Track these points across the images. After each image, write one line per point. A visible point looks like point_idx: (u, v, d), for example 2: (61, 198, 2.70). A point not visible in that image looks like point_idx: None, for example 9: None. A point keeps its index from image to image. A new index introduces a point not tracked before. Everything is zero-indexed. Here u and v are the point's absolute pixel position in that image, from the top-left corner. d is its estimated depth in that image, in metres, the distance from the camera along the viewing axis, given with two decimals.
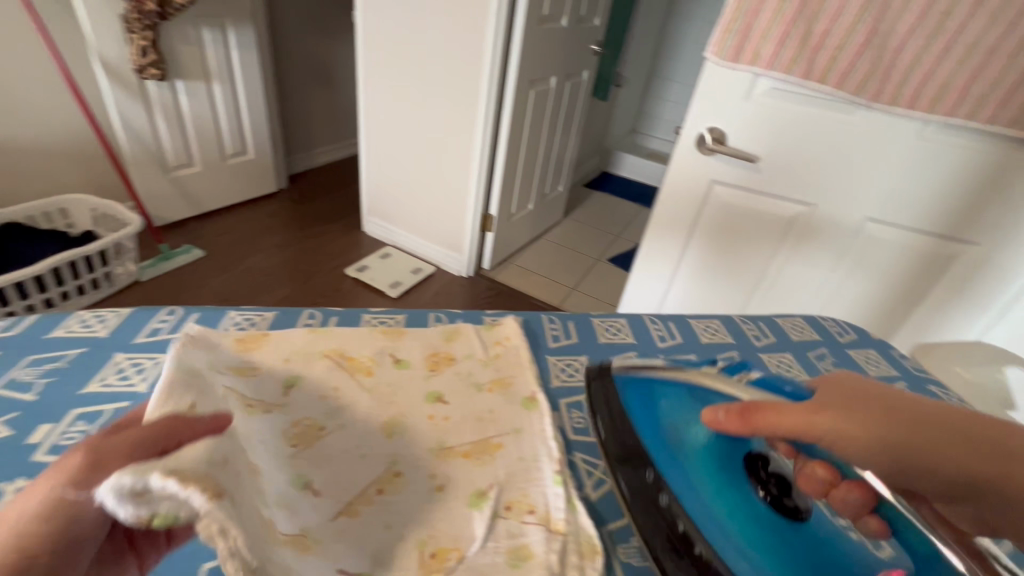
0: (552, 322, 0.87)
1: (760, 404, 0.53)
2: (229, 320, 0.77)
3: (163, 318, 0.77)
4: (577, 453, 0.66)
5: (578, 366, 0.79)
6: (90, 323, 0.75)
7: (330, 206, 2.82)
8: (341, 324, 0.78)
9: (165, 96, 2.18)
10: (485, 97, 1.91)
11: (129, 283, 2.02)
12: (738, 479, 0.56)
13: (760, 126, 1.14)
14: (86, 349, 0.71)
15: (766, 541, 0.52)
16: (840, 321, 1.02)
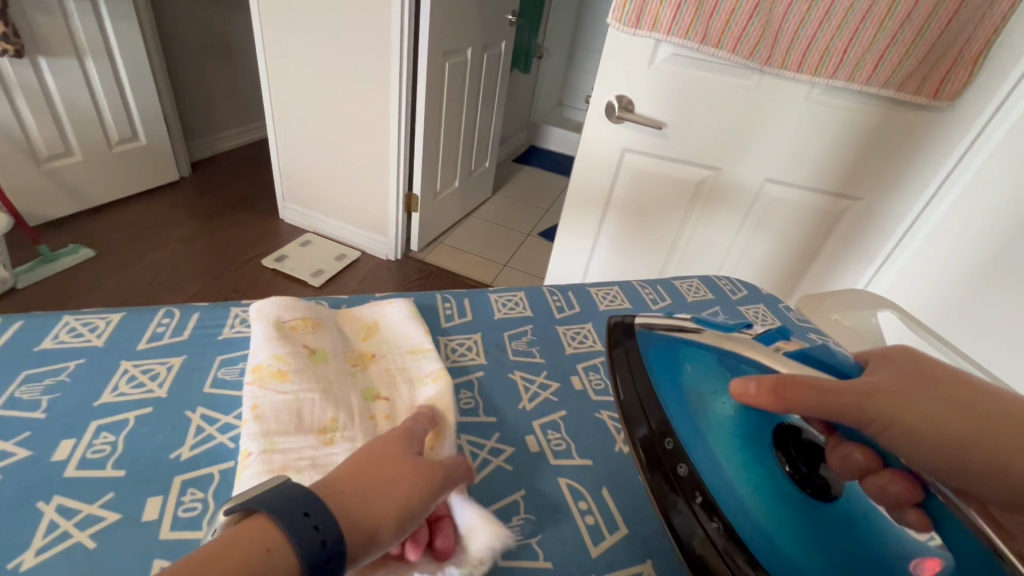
0: (447, 301, 0.85)
1: (796, 379, 0.49)
2: (62, 328, 0.66)
3: None
4: (463, 436, 0.65)
5: (471, 345, 0.78)
6: None
7: (240, 194, 2.62)
8: (202, 324, 0.71)
9: (27, 75, 1.90)
10: (396, 70, 1.82)
11: (1, 292, 1.79)
12: (764, 451, 0.54)
13: (662, 93, 1.15)
14: None
15: (790, 522, 0.50)
16: (733, 280, 1.06)
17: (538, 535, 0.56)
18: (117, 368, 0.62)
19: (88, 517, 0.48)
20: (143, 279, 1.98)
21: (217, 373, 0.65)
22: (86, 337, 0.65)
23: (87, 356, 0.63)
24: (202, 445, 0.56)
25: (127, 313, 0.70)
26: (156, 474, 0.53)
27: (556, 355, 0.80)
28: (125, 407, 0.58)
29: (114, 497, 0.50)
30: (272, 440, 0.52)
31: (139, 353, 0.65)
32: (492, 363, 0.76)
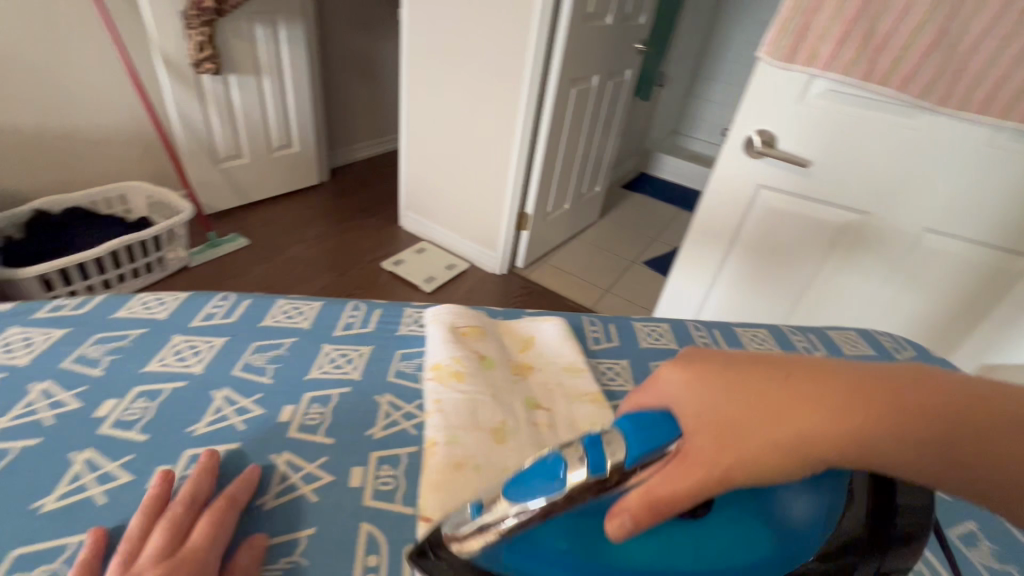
0: (593, 323, 0.87)
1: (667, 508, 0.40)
2: (279, 310, 0.78)
3: (217, 303, 0.77)
4: None
5: (620, 370, 0.79)
6: (151, 305, 0.76)
7: (368, 200, 2.88)
8: (383, 320, 0.79)
9: (219, 90, 2.26)
10: (526, 94, 1.91)
11: (179, 268, 2.12)
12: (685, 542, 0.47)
13: (813, 129, 1.09)
14: (148, 330, 0.71)
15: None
16: (896, 336, 0.98)
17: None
18: (320, 349, 0.72)
19: (309, 474, 0.57)
20: (286, 269, 2.25)
21: (398, 364, 0.72)
22: (296, 320, 0.77)
23: (298, 336, 0.74)
24: (391, 428, 0.63)
25: (325, 303, 0.81)
26: (358, 446, 0.60)
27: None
28: (329, 384, 0.67)
29: (326, 460, 0.58)
30: (454, 433, 0.61)
31: (337, 338, 0.75)
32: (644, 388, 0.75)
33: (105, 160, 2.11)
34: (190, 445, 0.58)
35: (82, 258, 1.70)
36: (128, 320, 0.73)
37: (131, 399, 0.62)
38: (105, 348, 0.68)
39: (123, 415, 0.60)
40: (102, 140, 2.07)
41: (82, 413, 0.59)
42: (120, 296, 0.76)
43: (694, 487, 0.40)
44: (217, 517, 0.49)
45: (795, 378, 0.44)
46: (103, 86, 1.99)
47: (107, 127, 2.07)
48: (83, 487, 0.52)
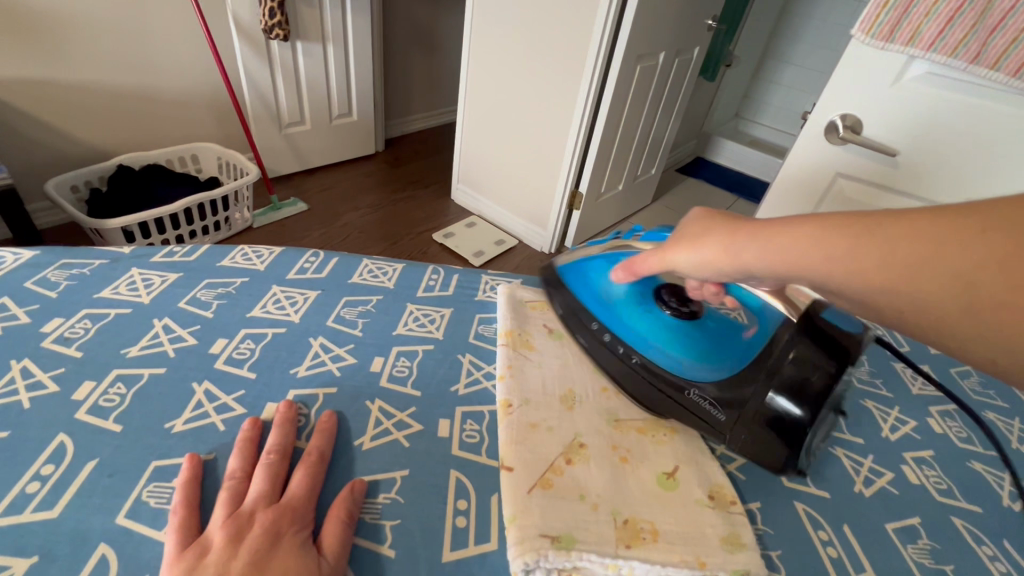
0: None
1: (638, 257, 0.65)
2: (365, 268, 0.82)
3: (310, 259, 0.82)
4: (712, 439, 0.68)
5: None
6: (250, 256, 0.81)
7: (422, 171, 2.92)
8: (462, 285, 0.82)
9: (287, 55, 2.32)
10: (590, 69, 1.86)
11: (243, 229, 2.23)
12: (660, 315, 0.70)
13: (905, 115, 1.02)
14: (248, 279, 0.76)
15: (699, 352, 0.67)
16: None
17: (777, 550, 0.56)
18: (405, 308, 0.76)
19: (400, 421, 0.60)
20: (344, 235, 2.32)
21: (478, 328, 0.75)
22: (382, 279, 0.80)
23: (383, 294, 0.78)
24: (474, 386, 0.66)
25: (406, 265, 0.84)
26: (444, 400, 0.64)
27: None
28: (415, 340, 0.71)
29: (414, 410, 0.62)
30: (525, 397, 0.64)
31: (421, 298, 0.78)
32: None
33: (182, 121, 2.22)
34: (294, 385, 0.62)
35: (159, 212, 1.81)
36: (230, 268, 0.78)
37: (238, 340, 0.67)
38: (214, 293, 0.73)
39: (233, 353, 0.65)
40: (179, 101, 2.17)
41: (199, 349, 0.64)
42: (221, 247, 0.81)
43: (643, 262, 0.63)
44: (310, 471, 0.52)
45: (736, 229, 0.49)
46: (184, 50, 2.08)
47: (184, 89, 2.17)
48: (204, 415, 0.57)
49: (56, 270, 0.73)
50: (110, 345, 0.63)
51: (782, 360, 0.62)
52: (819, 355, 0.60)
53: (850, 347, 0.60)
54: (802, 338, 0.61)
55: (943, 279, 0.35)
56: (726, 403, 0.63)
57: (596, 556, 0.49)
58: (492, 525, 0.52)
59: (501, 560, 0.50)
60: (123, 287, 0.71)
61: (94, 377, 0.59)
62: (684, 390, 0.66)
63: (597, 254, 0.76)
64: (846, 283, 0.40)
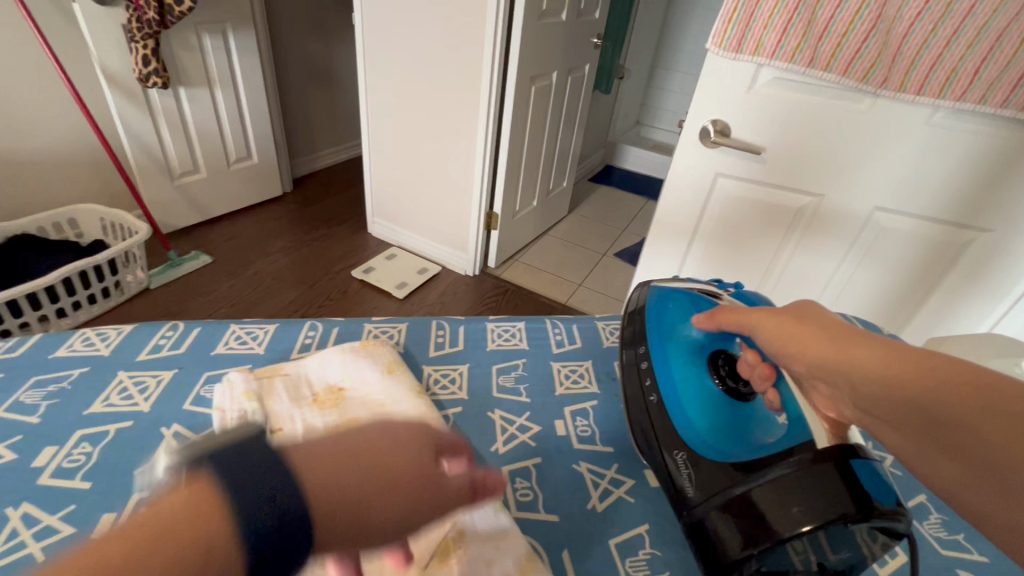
0: (557, 327, 0.95)
1: (726, 306, 0.67)
2: (230, 334, 0.83)
3: (165, 335, 0.81)
4: (583, 463, 0.73)
5: (582, 371, 0.88)
6: (93, 341, 0.79)
7: (333, 208, 2.83)
8: (341, 339, 0.86)
9: (170, 104, 2.18)
10: (487, 94, 1.90)
11: (139, 291, 2.04)
12: (705, 376, 0.70)
13: (761, 117, 1.12)
14: (88, 368, 0.74)
15: (710, 424, 0.65)
16: (853, 318, 1.05)
17: (665, 572, 0.61)
18: None
19: None
20: (253, 285, 2.19)
21: None
22: (250, 344, 0.82)
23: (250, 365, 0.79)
24: None
25: (279, 326, 0.87)
26: None
27: (544, 393, 0.83)
28: None
29: None
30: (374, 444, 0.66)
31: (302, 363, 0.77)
32: (475, 400, 0.80)
33: (50, 184, 2.01)
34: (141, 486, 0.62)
35: (27, 288, 1.61)
36: (68, 358, 0.76)
37: (71, 445, 0.65)
38: (42, 393, 0.70)
39: (63, 463, 0.63)
40: (44, 162, 1.97)
41: (19, 465, 0.62)
42: (59, 335, 0.79)
43: (717, 318, 0.68)
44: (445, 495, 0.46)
45: (783, 316, 0.55)
46: (44, 106, 1.90)
47: (50, 149, 1.97)
48: (21, 546, 0.55)
49: None
50: None
51: (782, 466, 0.54)
52: (822, 477, 0.50)
53: (879, 509, 0.48)
54: (823, 461, 0.52)
55: (921, 391, 0.39)
56: (700, 483, 0.60)
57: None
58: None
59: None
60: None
61: None
62: (676, 450, 0.65)
63: (692, 298, 0.78)
64: (850, 378, 0.45)
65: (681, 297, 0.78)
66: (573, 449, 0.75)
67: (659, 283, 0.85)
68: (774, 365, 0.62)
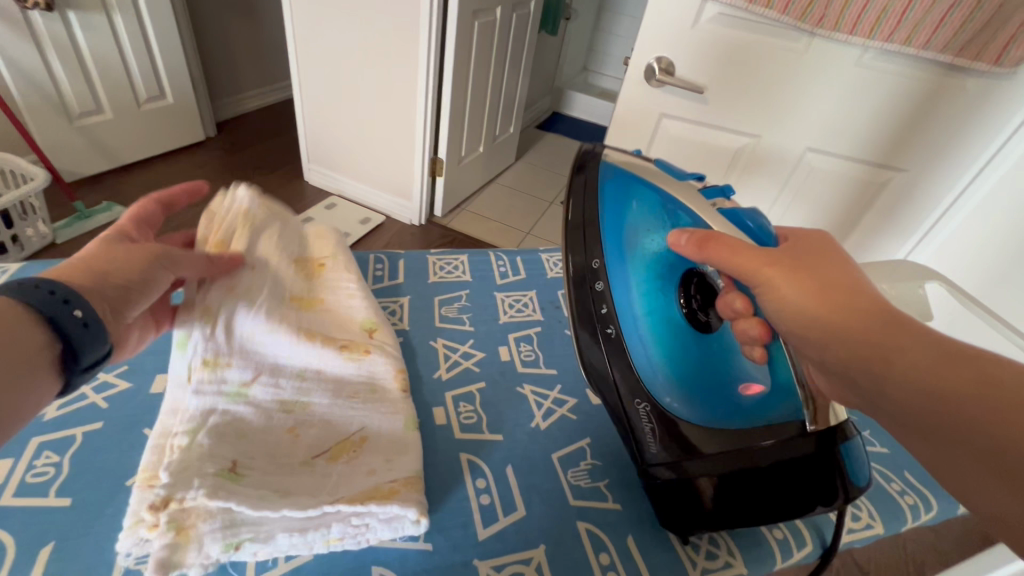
0: (500, 260, 0.95)
1: (722, 235, 0.50)
2: None
3: None
4: (526, 385, 0.74)
5: (526, 301, 0.88)
6: None
7: (264, 154, 2.62)
8: None
9: (58, 31, 1.90)
10: (426, 29, 1.78)
11: (43, 246, 1.84)
12: (671, 311, 0.60)
13: (703, 55, 1.12)
14: None
15: (679, 372, 0.58)
16: None
17: (605, 480, 0.65)
18: None
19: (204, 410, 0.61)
20: None
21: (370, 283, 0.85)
22: None
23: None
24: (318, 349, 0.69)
25: None
26: None
27: (487, 322, 0.83)
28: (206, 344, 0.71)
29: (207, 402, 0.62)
30: None
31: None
32: (417, 329, 0.79)
33: None
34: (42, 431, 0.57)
35: None
36: None
37: None
38: None
39: None
40: None
41: None
42: None
43: (697, 243, 0.52)
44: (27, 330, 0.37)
45: (792, 269, 0.45)
46: None
47: None
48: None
49: None
50: None
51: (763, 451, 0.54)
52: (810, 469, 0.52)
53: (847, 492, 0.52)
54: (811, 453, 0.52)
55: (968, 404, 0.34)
56: (668, 446, 0.58)
57: (299, 507, 0.47)
58: (273, 474, 0.49)
59: (260, 479, 0.48)
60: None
61: None
62: (640, 400, 0.60)
63: (664, 202, 0.61)
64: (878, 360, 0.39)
65: (652, 201, 0.61)
66: (517, 372, 0.76)
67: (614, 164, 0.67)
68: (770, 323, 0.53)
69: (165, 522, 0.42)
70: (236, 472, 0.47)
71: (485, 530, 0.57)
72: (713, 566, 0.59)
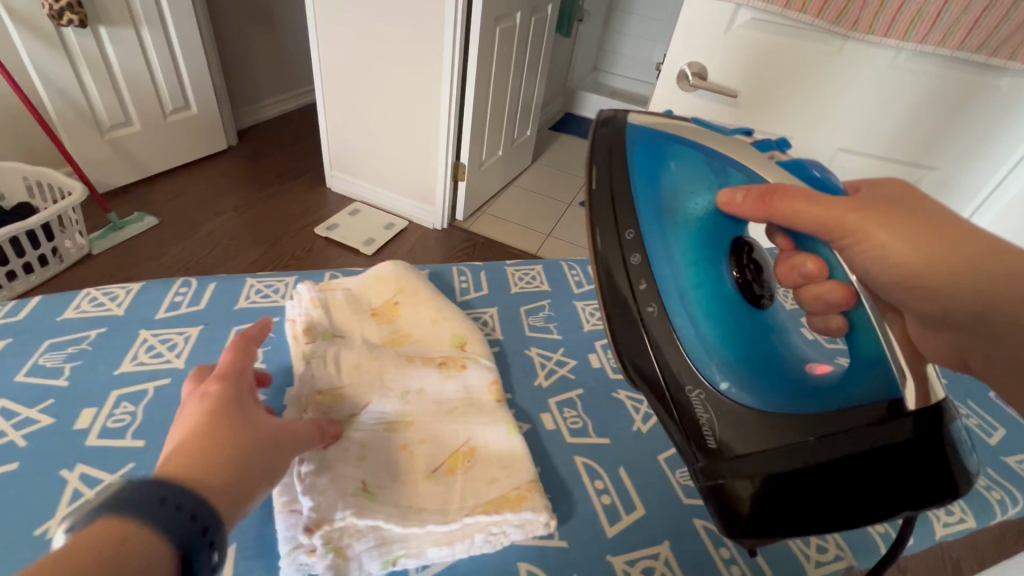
0: (573, 268, 0.97)
1: (785, 186, 0.49)
2: (251, 289, 0.82)
3: (180, 291, 0.79)
4: (622, 392, 0.77)
5: None
6: (101, 300, 0.76)
7: (286, 161, 2.66)
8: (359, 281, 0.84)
9: (91, 47, 1.95)
10: (450, 37, 1.81)
11: (80, 258, 1.89)
12: (723, 281, 0.56)
13: (736, 58, 1.14)
14: (106, 329, 0.72)
15: (736, 351, 0.54)
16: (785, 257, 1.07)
17: None
18: None
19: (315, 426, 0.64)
20: (209, 246, 2.07)
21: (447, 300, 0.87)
22: (273, 297, 0.81)
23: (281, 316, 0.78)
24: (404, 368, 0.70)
25: (298, 278, 0.85)
26: None
27: (573, 330, 0.85)
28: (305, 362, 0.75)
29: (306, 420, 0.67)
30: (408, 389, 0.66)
31: (351, 280, 0.79)
32: (509, 338, 0.82)
33: None
34: None
35: None
36: (80, 320, 0.73)
37: (113, 406, 0.64)
38: (62, 356, 0.68)
39: (109, 424, 0.62)
40: None
41: (63, 429, 0.61)
42: (62, 297, 0.76)
43: (769, 196, 0.49)
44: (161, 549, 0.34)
45: (906, 216, 0.48)
46: None
47: None
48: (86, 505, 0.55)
49: None
50: None
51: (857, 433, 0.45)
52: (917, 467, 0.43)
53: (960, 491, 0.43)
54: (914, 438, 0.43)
55: None
56: (726, 438, 0.51)
57: (442, 521, 0.53)
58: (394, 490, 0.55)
59: (393, 497, 0.55)
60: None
61: None
62: (692, 387, 0.54)
63: (707, 155, 0.56)
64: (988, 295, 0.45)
65: (697, 159, 0.57)
66: (610, 378, 0.78)
67: (643, 127, 0.60)
68: (854, 286, 0.50)
69: (322, 544, 0.49)
70: (370, 491, 0.54)
71: (613, 527, 0.61)
72: (826, 558, 0.63)
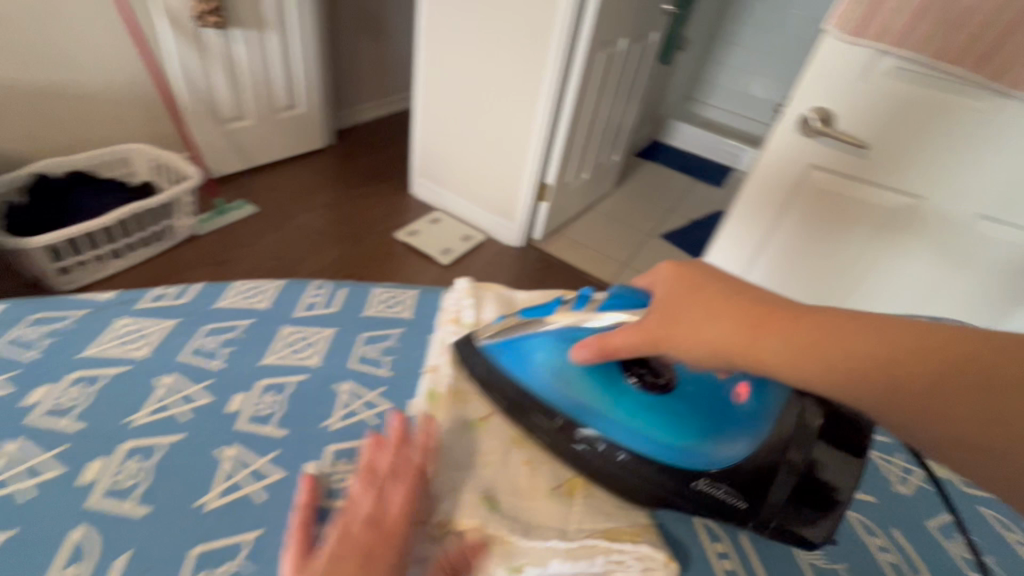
0: None
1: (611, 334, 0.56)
2: (378, 298, 0.81)
3: (316, 293, 0.80)
4: None
5: None
6: (251, 294, 0.78)
7: (376, 164, 2.78)
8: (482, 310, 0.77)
9: (223, 46, 2.13)
10: (554, 59, 1.82)
11: (187, 237, 2.05)
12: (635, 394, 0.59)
13: (870, 108, 1.04)
14: (255, 321, 0.74)
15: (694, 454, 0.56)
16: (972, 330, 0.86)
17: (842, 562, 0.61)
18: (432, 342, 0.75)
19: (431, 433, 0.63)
20: (297, 240, 2.18)
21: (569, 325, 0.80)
22: (397, 308, 0.79)
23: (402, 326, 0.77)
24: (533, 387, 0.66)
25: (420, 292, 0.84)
26: None
27: None
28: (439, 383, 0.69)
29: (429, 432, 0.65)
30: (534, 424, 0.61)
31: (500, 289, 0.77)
32: None
33: (106, 120, 2.00)
34: (331, 439, 0.60)
35: (83, 229, 1.62)
36: (233, 310, 0.75)
37: (258, 394, 0.64)
38: (219, 340, 0.70)
39: (256, 410, 0.62)
40: (103, 100, 1.95)
41: (215, 407, 0.61)
42: (219, 285, 0.78)
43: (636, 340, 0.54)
44: None
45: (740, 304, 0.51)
46: (103, 41, 1.86)
47: (108, 85, 1.94)
48: (238, 485, 0.54)
49: (34, 324, 0.69)
50: (112, 413, 0.59)
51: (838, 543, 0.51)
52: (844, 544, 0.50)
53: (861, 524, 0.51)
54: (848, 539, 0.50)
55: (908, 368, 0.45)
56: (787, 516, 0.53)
57: None
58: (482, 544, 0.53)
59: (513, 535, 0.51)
60: (112, 342, 0.68)
61: (102, 454, 0.55)
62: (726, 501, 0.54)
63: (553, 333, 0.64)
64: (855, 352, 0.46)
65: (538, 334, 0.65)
66: None
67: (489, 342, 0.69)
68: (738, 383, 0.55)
69: None
70: (493, 500, 0.55)
71: None
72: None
